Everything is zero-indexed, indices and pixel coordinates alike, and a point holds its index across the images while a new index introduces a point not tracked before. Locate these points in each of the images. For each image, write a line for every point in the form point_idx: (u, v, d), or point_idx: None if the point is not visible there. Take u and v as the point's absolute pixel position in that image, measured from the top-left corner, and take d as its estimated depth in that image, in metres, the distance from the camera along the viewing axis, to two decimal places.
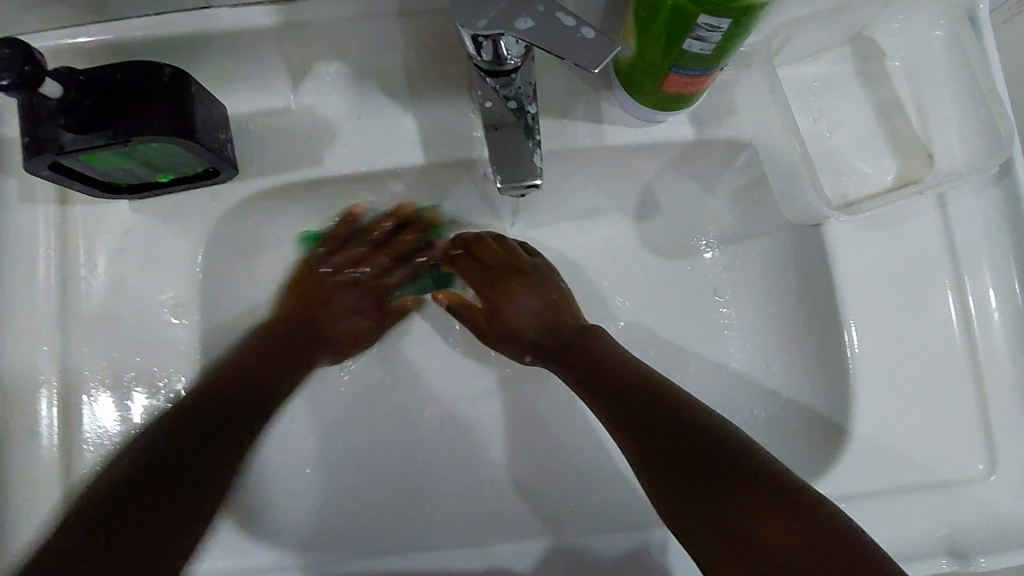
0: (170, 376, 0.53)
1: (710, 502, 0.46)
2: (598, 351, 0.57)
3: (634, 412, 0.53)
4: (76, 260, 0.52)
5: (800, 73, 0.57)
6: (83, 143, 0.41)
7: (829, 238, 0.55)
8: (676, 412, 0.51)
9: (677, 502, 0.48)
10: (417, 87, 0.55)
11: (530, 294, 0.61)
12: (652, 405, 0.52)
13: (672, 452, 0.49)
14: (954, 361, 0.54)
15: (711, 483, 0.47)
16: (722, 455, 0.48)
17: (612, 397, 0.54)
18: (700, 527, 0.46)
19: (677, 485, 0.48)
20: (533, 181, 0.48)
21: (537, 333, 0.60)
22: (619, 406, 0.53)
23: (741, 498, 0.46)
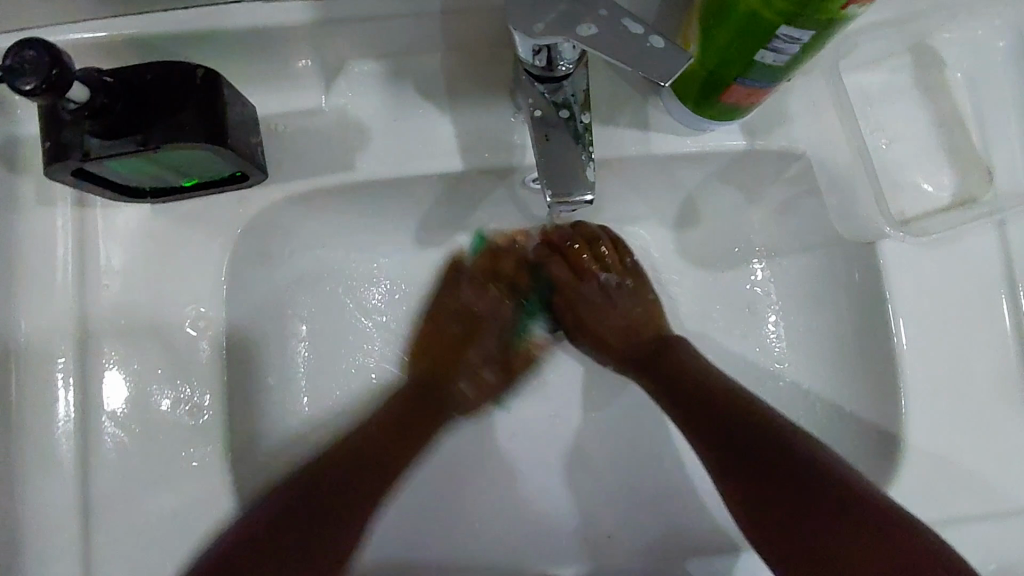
0: (193, 389, 0.49)
1: (790, 514, 0.50)
2: (679, 360, 0.58)
3: (719, 433, 0.54)
4: (94, 264, 0.49)
5: (858, 81, 0.54)
6: (111, 149, 0.39)
7: (884, 258, 0.52)
8: (753, 425, 0.53)
9: (761, 517, 0.50)
10: (456, 89, 0.52)
11: (618, 301, 0.62)
12: (732, 425, 0.54)
13: (757, 473, 0.52)
14: (1008, 387, 0.52)
15: (789, 493, 0.50)
16: (805, 477, 0.50)
17: (695, 408, 0.55)
18: (789, 547, 0.49)
19: (755, 499, 0.51)
20: (585, 196, 0.44)
21: (625, 338, 0.61)
22: (702, 417, 0.55)
23: (816, 507, 0.49)
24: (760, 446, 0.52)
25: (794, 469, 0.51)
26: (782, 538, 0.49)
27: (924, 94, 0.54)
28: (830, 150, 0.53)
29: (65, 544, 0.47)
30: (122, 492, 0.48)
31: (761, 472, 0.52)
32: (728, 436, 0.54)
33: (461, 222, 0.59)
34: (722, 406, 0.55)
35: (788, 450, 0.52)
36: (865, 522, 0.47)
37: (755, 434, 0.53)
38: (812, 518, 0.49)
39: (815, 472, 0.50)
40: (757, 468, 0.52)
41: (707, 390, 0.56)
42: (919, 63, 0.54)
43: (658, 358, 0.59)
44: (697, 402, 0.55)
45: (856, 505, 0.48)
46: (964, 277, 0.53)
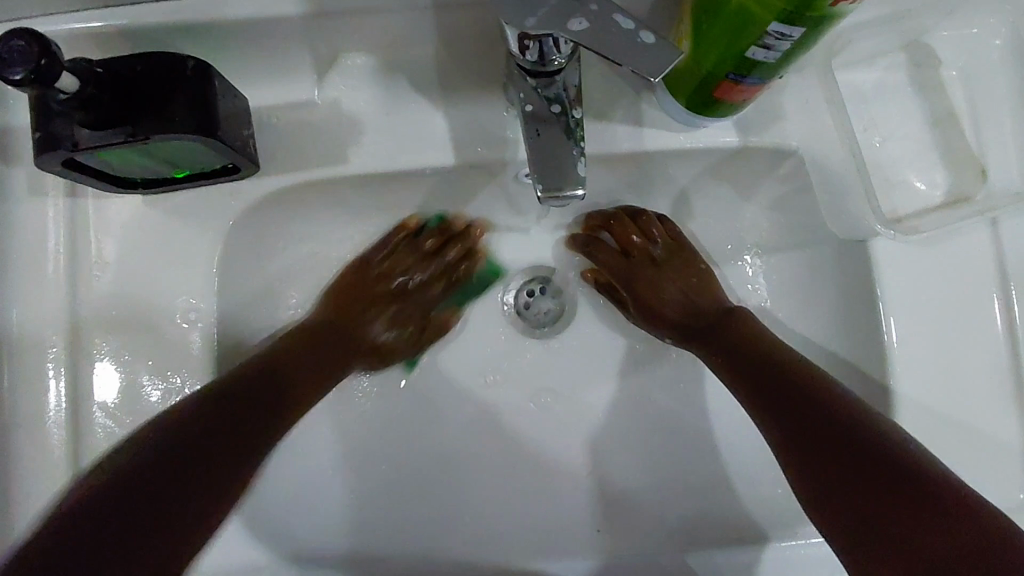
0: (183, 381, 0.49)
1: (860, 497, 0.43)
2: (743, 336, 0.53)
3: (778, 407, 0.49)
4: (85, 254, 0.49)
5: (852, 79, 0.54)
6: (99, 140, 0.39)
7: (875, 255, 0.52)
8: (818, 400, 0.48)
9: (825, 493, 0.45)
10: (449, 83, 0.52)
11: (673, 278, 0.59)
12: (794, 397, 0.49)
13: (822, 447, 0.46)
14: (998, 385, 0.52)
15: (869, 481, 0.43)
16: (878, 453, 0.44)
17: (756, 383, 0.51)
18: (856, 530, 0.43)
19: (819, 475, 0.45)
20: (574, 192, 0.44)
21: (683, 312, 0.58)
22: (760, 390, 0.51)
23: (893, 492, 0.42)
24: (827, 423, 0.46)
25: (866, 452, 0.44)
26: (852, 527, 0.43)
27: (918, 93, 0.54)
28: (823, 147, 0.53)
29: None
30: None
31: (827, 450, 0.46)
32: (790, 412, 0.48)
33: (455, 216, 0.59)
34: (782, 381, 0.50)
35: (859, 429, 0.45)
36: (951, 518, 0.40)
37: (822, 410, 0.47)
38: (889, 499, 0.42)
39: (891, 451, 0.44)
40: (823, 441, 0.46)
41: (764, 363, 0.51)
42: (914, 61, 0.54)
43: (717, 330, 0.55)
44: (754, 373, 0.51)
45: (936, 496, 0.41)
46: (956, 274, 0.53)
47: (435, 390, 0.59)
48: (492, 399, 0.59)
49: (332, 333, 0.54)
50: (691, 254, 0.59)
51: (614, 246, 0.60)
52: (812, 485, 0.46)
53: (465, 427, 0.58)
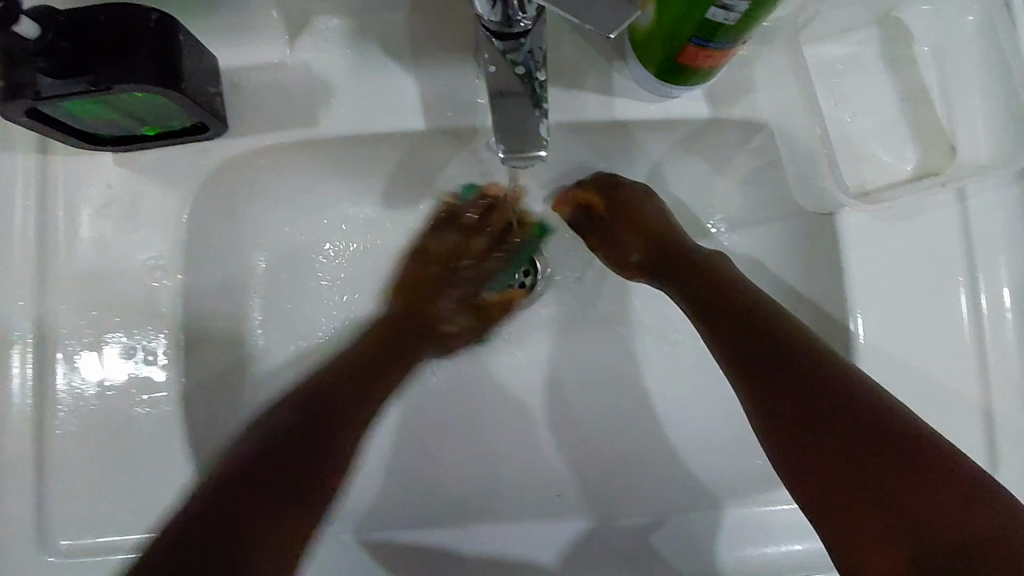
0: (150, 338, 0.49)
1: (842, 462, 0.43)
2: (731, 293, 0.52)
3: (766, 367, 0.48)
4: (54, 211, 0.49)
5: (823, 53, 0.54)
6: (63, 88, 0.39)
7: (841, 229, 0.53)
8: (802, 359, 0.47)
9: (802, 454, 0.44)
10: (420, 48, 0.52)
11: (655, 222, 0.58)
12: (781, 360, 0.47)
13: (806, 409, 0.45)
14: (961, 359, 0.52)
15: (857, 450, 0.43)
16: (866, 422, 0.43)
17: (741, 338, 0.50)
18: (834, 497, 0.43)
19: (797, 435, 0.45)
20: (537, 152, 0.46)
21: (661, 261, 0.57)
22: (744, 345, 0.49)
23: (871, 453, 0.42)
24: (818, 389, 0.45)
25: (846, 414, 0.44)
26: (827, 494, 0.43)
27: (889, 70, 0.54)
28: (793, 120, 0.53)
29: (21, 483, 0.48)
30: (76, 435, 0.48)
31: (816, 423, 0.45)
32: (775, 379, 0.47)
33: (428, 184, 0.59)
34: (771, 342, 0.48)
35: (851, 398, 0.44)
36: (916, 476, 0.41)
37: (805, 371, 0.46)
38: (876, 472, 0.42)
39: (882, 424, 0.43)
40: (811, 406, 0.45)
41: (751, 322, 0.50)
42: (885, 37, 0.54)
43: (698, 281, 0.54)
44: (738, 330, 0.50)
45: (906, 456, 0.42)
46: (923, 249, 0.53)
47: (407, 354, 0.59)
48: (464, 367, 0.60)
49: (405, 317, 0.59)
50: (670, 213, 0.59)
51: (602, 187, 0.59)
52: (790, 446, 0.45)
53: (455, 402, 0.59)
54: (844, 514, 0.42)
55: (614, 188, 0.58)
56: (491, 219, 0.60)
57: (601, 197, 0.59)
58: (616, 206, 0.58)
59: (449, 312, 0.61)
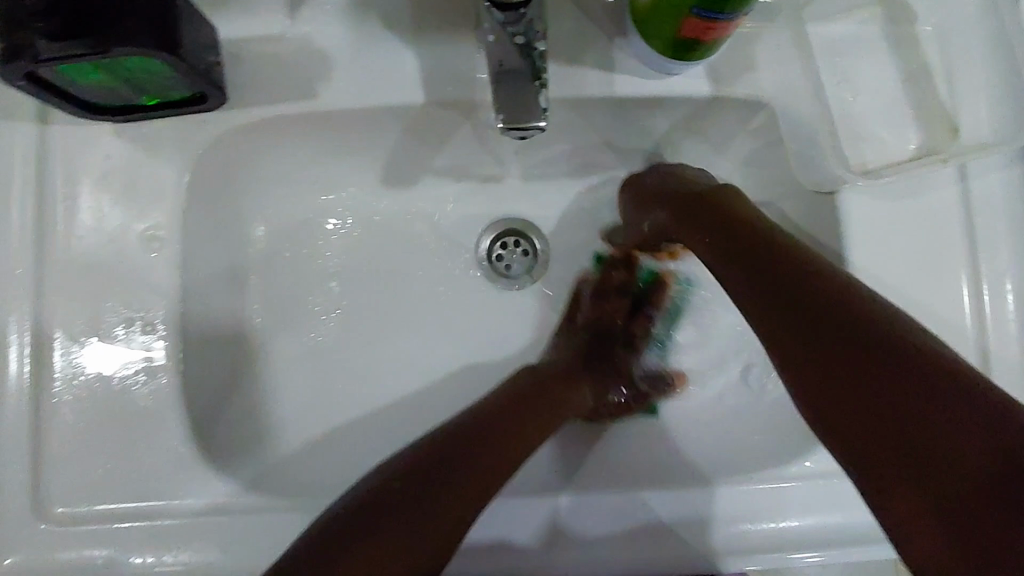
0: (148, 309, 0.49)
1: (860, 392, 0.39)
2: (745, 234, 0.48)
3: (778, 298, 0.44)
4: (52, 181, 0.49)
5: (826, 32, 0.54)
6: (61, 51, 0.39)
7: (842, 208, 0.52)
8: (821, 303, 0.43)
9: (822, 386, 0.41)
10: (421, 23, 0.52)
11: (677, 184, 0.54)
12: (796, 289, 0.44)
13: (821, 339, 0.42)
14: (962, 340, 0.52)
15: (876, 379, 0.39)
16: (889, 347, 0.39)
17: (752, 272, 0.47)
18: (859, 436, 0.39)
19: (815, 366, 0.41)
20: (537, 124, 0.45)
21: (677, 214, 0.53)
22: (757, 280, 0.46)
23: (889, 381, 0.38)
24: (835, 317, 0.42)
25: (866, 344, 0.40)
26: (847, 429, 0.39)
27: (891, 49, 0.54)
28: (794, 98, 0.53)
29: (16, 452, 0.47)
30: (71, 406, 0.48)
31: (834, 352, 0.41)
32: (789, 309, 0.44)
33: (427, 161, 0.58)
34: (786, 273, 0.45)
35: (871, 325, 0.41)
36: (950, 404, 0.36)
37: (830, 320, 0.42)
38: (899, 404, 0.37)
39: (906, 350, 0.39)
40: (829, 335, 0.41)
41: (769, 257, 0.46)
42: (887, 17, 0.54)
43: (705, 224, 0.51)
44: (754, 266, 0.47)
45: (938, 388, 0.37)
46: (924, 230, 0.53)
47: (407, 333, 0.59)
48: (463, 345, 0.60)
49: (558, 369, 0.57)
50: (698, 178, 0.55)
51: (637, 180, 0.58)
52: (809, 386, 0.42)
53: (454, 381, 0.59)
54: (866, 450, 0.38)
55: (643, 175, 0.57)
56: (613, 277, 0.63)
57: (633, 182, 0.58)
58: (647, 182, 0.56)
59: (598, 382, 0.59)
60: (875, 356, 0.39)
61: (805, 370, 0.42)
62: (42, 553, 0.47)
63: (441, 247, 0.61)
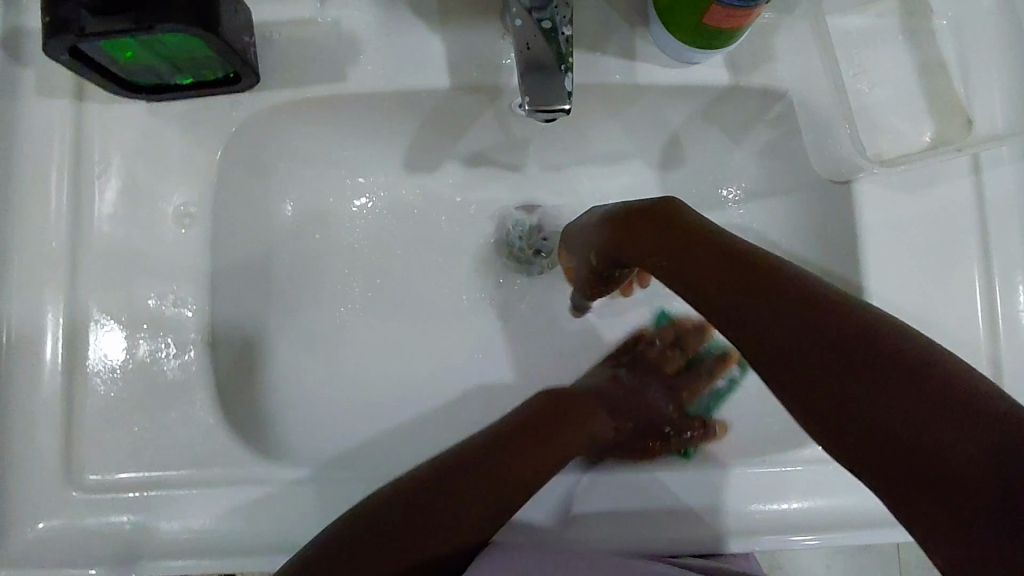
0: (178, 283, 0.50)
1: (815, 374, 0.36)
2: (689, 232, 0.45)
3: (732, 292, 0.41)
4: (88, 158, 0.51)
5: (843, 25, 0.55)
6: (106, 25, 0.40)
7: (857, 196, 0.53)
8: (766, 288, 0.39)
9: (784, 371, 0.37)
10: (448, 9, 0.53)
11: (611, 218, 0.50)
12: (739, 278, 0.41)
13: (775, 324, 0.38)
14: (973, 327, 0.53)
15: (823, 356, 0.36)
16: (829, 322, 0.36)
17: (699, 270, 0.43)
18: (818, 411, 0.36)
19: (775, 355, 0.38)
20: (561, 106, 0.45)
21: (620, 249, 0.49)
22: (708, 273, 0.42)
23: (837, 357, 0.35)
24: (773, 299, 0.39)
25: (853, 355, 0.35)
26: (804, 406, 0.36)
27: (907, 42, 0.55)
28: (810, 89, 0.54)
29: (49, 419, 0.49)
30: (101, 376, 0.49)
31: (784, 338, 0.38)
32: (743, 300, 0.40)
33: (449, 146, 0.60)
34: (727, 265, 0.42)
35: (815, 304, 0.37)
36: (903, 373, 0.33)
37: (769, 302, 0.39)
38: (848, 380, 0.34)
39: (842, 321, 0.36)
40: (774, 319, 0.38)
41: (719, 250, 0.43)
42: (903, 11, 0.55)
43: (661, 240, 0.46)
44: (700, 261, 0.43)
45: (882, 357, 0.34)
46: (937, 218, 0.54)
47: (428, 314, 0.60)
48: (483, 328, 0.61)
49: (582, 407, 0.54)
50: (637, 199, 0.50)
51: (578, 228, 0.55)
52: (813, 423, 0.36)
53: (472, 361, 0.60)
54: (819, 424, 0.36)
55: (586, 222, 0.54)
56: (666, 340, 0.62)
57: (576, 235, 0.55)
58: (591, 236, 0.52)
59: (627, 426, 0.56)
60: (814, 330, 0.36)
61: (766, 359, 0.38)
62: (72, 518, 0.48)
63: (462, 231, 0.62)
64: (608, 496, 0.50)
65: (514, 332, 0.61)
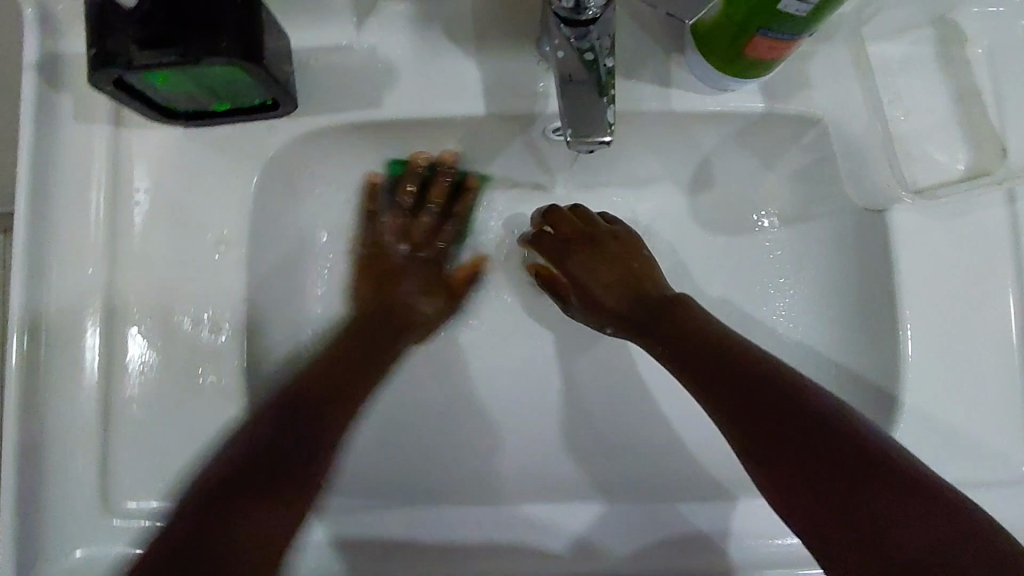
0: (216, 310, 0.51)
1: (810, 474, 0.42)
2: (687, 318, 0.53)
3: (717, 374, 0.48)
4: (126, 182, 0.51)
5: (878, 52, 0.55)
6: (154, 58, 0.40)
7: (892, 225, 0.53)
8: (743, 370, 0.47)
9: (761, 456, 0.44)
10: (484, 35, 0.53)
11: (604, 264, 0.57)
12: (732, 368, 0.48)
13: (765, 417, 0.45)
14: (1007, 357, 0.53)
15: (808, 453, 0.43)
16: (822, 427, 0.43)
17: (690, 350, 0.50)
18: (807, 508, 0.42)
19: (761, 442, 0.44)
20: (603, 138, 0.46)
21: (615, 300, 0.56)
22: (701, 362, 0.49)
23: (833, 467, 0.41)
24: (750, 381, 0.47)
25: (836, 464, 0.42)
26: (796, 500, 0.42)
27: (942, 71, 0.55)
28: (847, 116, 0.54)
29: (86, 444, 0.48)
30: (137, 401, 0.49)
31: (779, 436, 0.44)
32: (733, 388, 0.47)
33: (481, 170, 0.60)
34: (722, 353, 0.49)
35: (793, 396, 0.45)
36: (887, 486, 0.40)
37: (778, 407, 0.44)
38: (835, 487, 0.41)
39: (835, 430, 0.43)
40: (745, 399, 0.46)
41: (708, 337, 0.50)
42: (940, 38, 0.55)
43: (650, 317, 0.54)
44: (702, 356, 0.50)
45: (873, 472, 0.41)
46: (972, 248, 0.53)
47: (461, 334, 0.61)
48: (514, 352, 0.61)
49: (377, 313, 0.56)
50: (636, 246, 0.58)
51: (557, 237, 0.58)
52: (796, 514, 0.42)
53: (502, 384, 0.60)
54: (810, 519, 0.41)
55: (567, 236, 0.58)
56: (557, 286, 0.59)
57: (550, 250, 0.58)
58: (567, 258, 0.58)
59: (412, 297, 0.57)
60: (804, 432, 0.43)
61: (754, 440, 0.45)
62: (111, 543, 0.48)
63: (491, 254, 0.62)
64: (639, 526, 0.51)
65: (544, 355, 0.61)
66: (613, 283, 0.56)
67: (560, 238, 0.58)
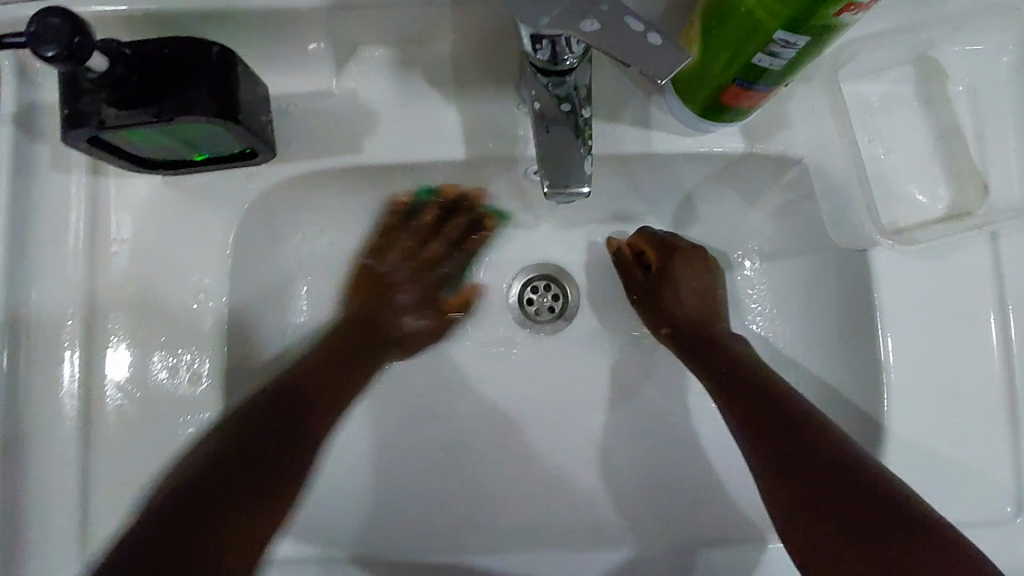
0: (192, 357, 0.51)
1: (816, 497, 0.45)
2: (729, 347, 0.56)
3: (747, 397, 0.52)
4: (104, 231, 0.51)
5: (858, 91, 0.55)
6: (126, 119, 0.40)
7: (873, 266, 0.53)
8: (776, 400, 0.51)
9: (771, 473, 0.48)
10: (463, 79, 0.53)
11: (693, 277, 0.59)
12: (759, 398, 0.52)
13: (782, 441, 0.49)
14: (991, 399, 0.53)
15: (821, 480, 0.45)
16: (837, 457, 0.46)
17: (724, 371, 0.54)
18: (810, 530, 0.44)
19: (776, 464, 0.48)
20: (581, 188, 0.45)
21: (687, 314, 0.59)
22: (734, 384, 0.53)
23: (842, 495, 0.44)
24: (768, 406, 0.51)
25: (844, 494, 0.44)
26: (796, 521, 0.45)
27: (923, 107, 0.55)
28: (828, 156, 0.54)
29: (64, 495, 0.48)
30: (116, 449, 0.49)
31: (793, 461, 0.47)
32: (759, 412, 0.51)
33: (463, 209, 0.60)
34: (748, 384, 0.53)
35: (809, 426, 0.49)
36: (892, 519, 0.42)
37: (796, 436, 0.48)
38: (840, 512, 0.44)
39: (851, 468, 0.45)
40: (770, 423, 0.50)
41: (743, 367, 0.54)
42: (921, 76, 0.55)
43: (696, 343, 0.58)
44: (732, 377, 0.53)
45: (878, 505, 0.43)
46: (954, 288, 0.53)
47: (444, 374, 0.61)
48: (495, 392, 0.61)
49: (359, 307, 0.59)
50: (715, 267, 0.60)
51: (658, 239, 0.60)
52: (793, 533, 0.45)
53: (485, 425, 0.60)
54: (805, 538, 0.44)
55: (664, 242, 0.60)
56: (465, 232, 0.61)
57: (649, 242, 0.60)
58: (667, 259, 0.59)
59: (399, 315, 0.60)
60: (822, 463, 0.46)
61: (769, 455, 0.49)
62: None
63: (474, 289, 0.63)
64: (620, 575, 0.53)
65: (528, 395, 0.61)
66: (693, 294, 0.59)
67: (660, 244, 0.60)
